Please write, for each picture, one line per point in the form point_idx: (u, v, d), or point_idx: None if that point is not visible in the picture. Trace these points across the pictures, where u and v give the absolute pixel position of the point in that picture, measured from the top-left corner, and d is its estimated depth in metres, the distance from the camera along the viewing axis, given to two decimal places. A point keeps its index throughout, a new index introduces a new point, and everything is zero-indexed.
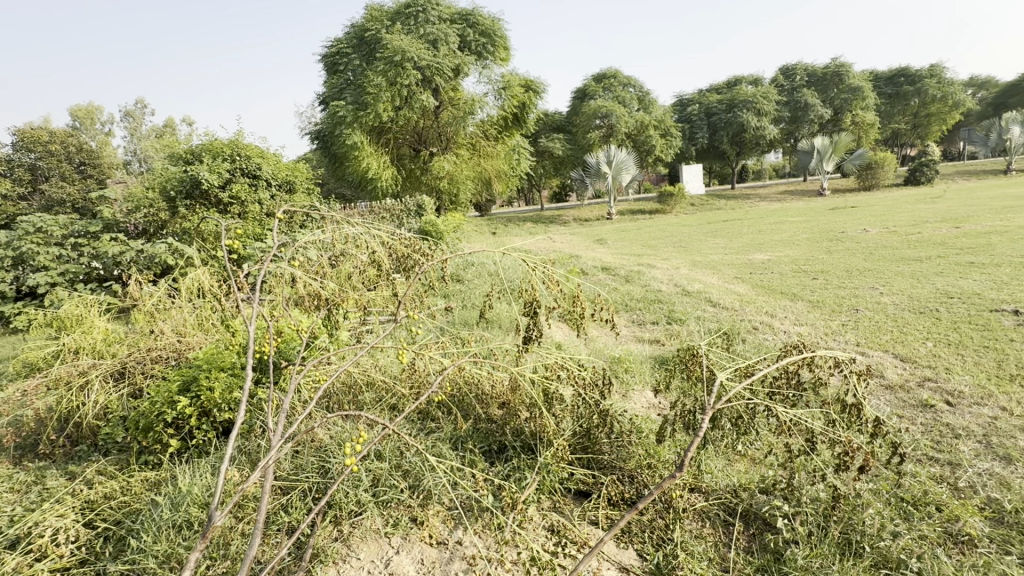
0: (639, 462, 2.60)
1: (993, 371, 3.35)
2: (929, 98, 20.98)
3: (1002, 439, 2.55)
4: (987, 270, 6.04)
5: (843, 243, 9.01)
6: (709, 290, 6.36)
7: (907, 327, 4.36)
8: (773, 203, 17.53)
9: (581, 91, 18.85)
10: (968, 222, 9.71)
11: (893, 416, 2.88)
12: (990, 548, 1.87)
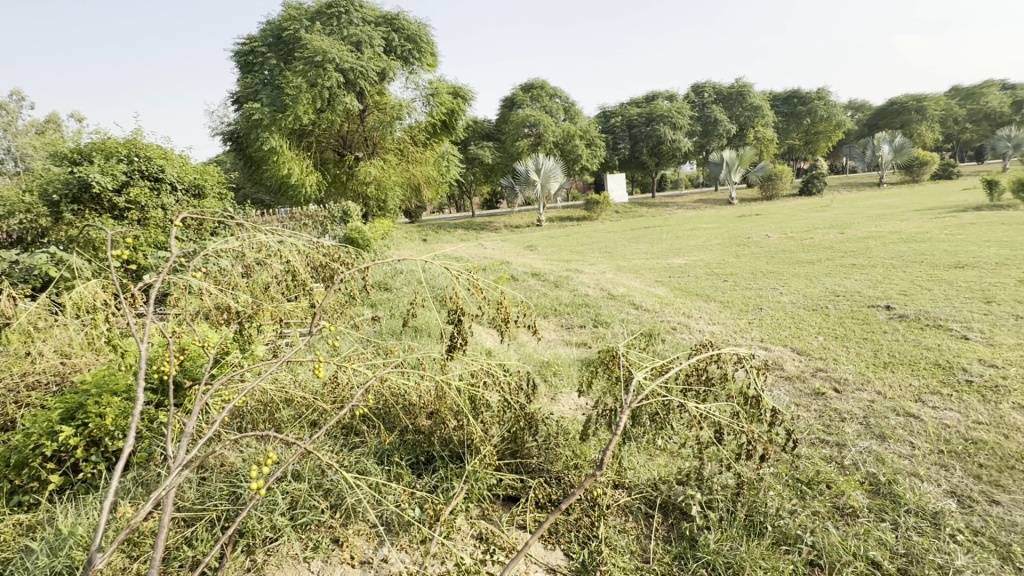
0: (565, 464, 2.67)
1: (871, 360, 3.79)
2: (817, 118, 23.50)
3: (878, 420, 2.89)
4: (866, 271, 6.84)
5: (749, 248, 9.83)
6: (632, 294, 6.68)
7: (802, 324, 4.84)
8: (689, 211, 18.77)
9: (509, 100, 19.13)
10: (851, 228, 10.95)
11: (791, 404, 3.18)
12: (868, 517, 2.12)
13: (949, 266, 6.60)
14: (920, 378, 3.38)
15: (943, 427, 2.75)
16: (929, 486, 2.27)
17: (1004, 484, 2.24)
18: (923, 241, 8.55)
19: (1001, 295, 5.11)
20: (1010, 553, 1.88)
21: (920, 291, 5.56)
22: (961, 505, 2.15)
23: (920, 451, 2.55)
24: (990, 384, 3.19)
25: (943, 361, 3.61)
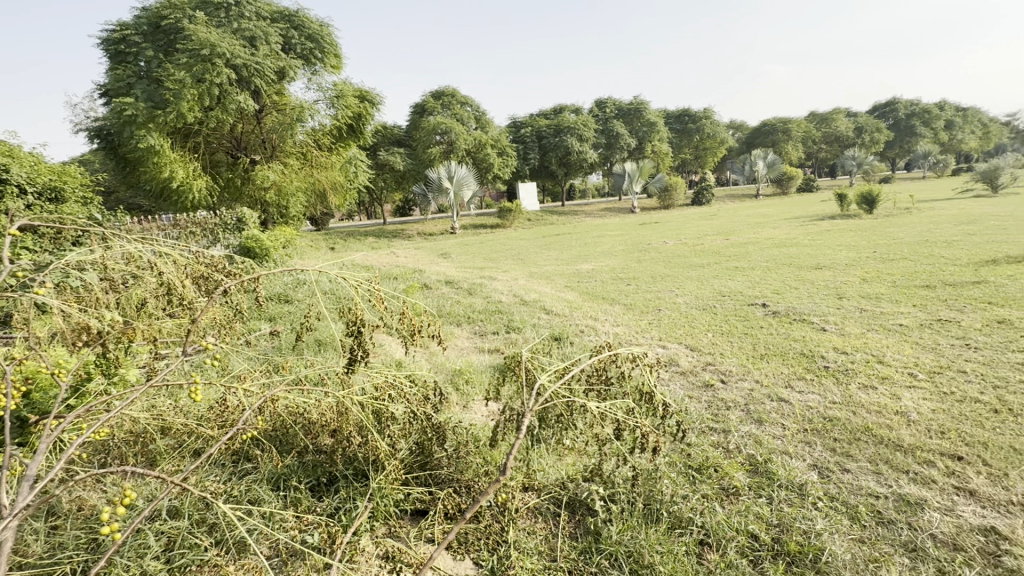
0: (476, 471, 2.66)
1: (751, 352, 4.24)
2: (705, 135, 25.95)
3: (756, 406, 3.23)
4: (747, 273, 7.63)
5: (649, 253, 10.57)
6: (544, 299, 6.86)
7: (694, 322, 5.27)
8: (595, 219, 19.75)
9: (419, 106, 18.89)
10: (734, 235, 12.19)
11: (685, 397, 3.45)
12: (748, 494, 2.35)
13: (812, 267, 7.57)
14: (789, 367, 3.83)
15: (806, 408, 3.14)
16: (796, 462, 2.56)
17: (852, 453, 2.59)
18: (791, 246, 9.73)
19: (850, 291, 5.95)
20: (858, 511, 2.14)
21: (789, 290, 6.31)
22: (821, 476, 2.45)
23: (789, 431, 2.88)
24: (842, 368, 3.70)
25: (807, 351, 4.12)
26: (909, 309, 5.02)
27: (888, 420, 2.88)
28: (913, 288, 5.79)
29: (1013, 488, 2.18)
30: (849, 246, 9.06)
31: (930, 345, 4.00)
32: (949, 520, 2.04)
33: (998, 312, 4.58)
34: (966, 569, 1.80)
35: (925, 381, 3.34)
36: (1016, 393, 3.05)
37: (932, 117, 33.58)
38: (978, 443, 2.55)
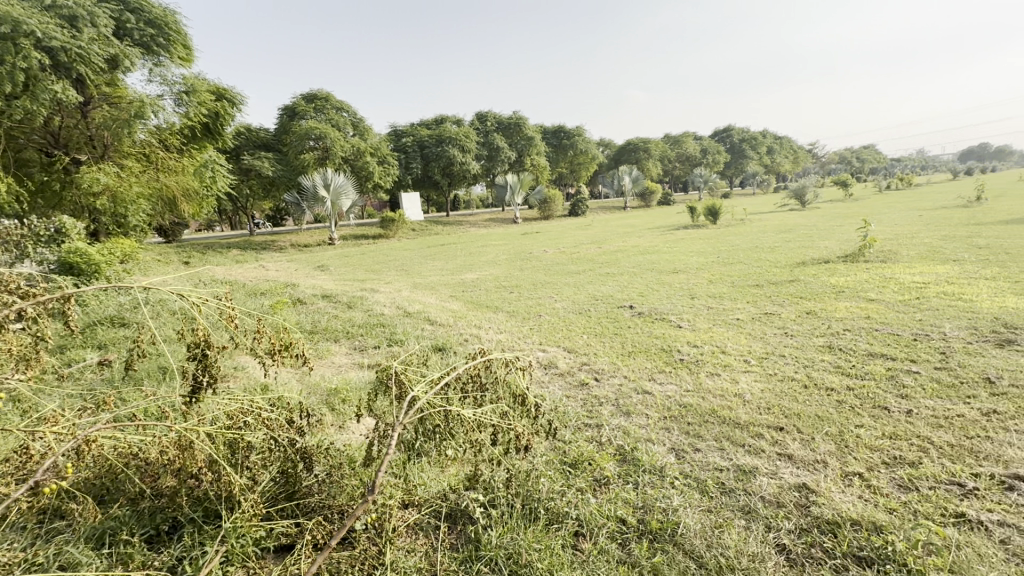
0: (351, 495, 2.47)
1: (620, 350, 4.60)
2: (578, 151, 27.88)
3: (624, 400, 3.50)
4: (617, 278, 8.29)
5: (531, 262, 11.00)
6: (427, 310, 6.76)
7: (571, 326, 5.58)
8: (479, 229, 20.04)
9: (288, 108, 17.54)
10: (606, 243, 13.23)
11: (563, 397, 3.62)
12: (618, 482, 2.53)
13: (670, 271, 8.47)
14: (652, 361, 4.23)
15: (666, 398, 3.49)
16: (657, 447, 2.82)
17: (702, 434, 2.92)
18: (653, 253, 10.80)
19: (700, 292, 6.76)
20: (706, 485, 2.41)
21: (651, 292, 6.99)
22: (677, 457, 2.72)
23: (652, 419, 3.17)
24: (693, 360, 4.18)
25: (666, 346, 4.59)
26: (744, 305, 5.85)
27: (728, 402, 3.32)
28: (747, 287, 6.77)
29: (817, 448, 2.63)
30: (699, 252, 10.34)
31: (759, 335, 4.70)
32: (773, 482, 2.38)
33: (806, 305, 5.55)
34: (786, 521, 2.11)
35: (756, 366, 3.91)
36: (819, 370, 3.71)
37: (757, 143, 39.86)
38: (794, 415, 3.03)
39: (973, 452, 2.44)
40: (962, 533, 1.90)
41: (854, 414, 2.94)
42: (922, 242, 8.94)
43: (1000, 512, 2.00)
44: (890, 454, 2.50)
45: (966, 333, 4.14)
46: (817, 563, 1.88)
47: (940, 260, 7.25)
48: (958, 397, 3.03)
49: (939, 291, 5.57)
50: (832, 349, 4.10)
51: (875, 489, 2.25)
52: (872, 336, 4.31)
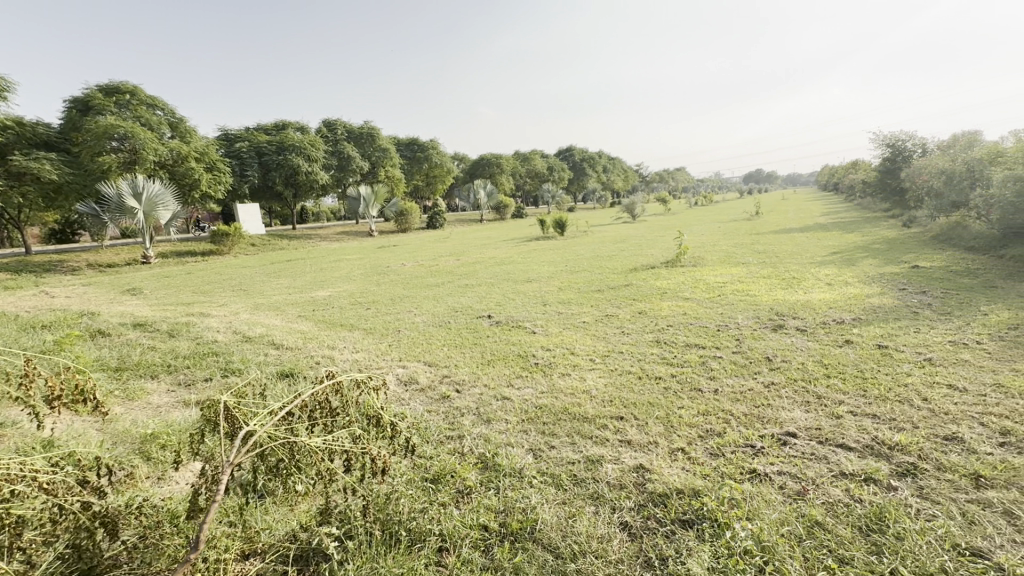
0: (174, 558, 1.93)
1: (480, 360, 4.70)
2: (433, 164, 27.97)
3: (484, 408, 3.57)
4: (475, 289, 8.48)
5: (388, 276, 10.68)
6: (272, 333, 6.11)
7: (431, 339, 5.53)
8: (331, 243, 18.83)
9: (79, 101, 14.47)
10: (464, 255, 13.46)
11: (424, 412, 3.56)
12: (480, 490, 2.57)
13: (524, 280, 8.93)
14: (509, 368, 4.40)
15: (523, 402, 3.64)
16: (516, 450, 2.93)
17: (556, 432, 3.11)
18: (509, 263, 11.30)
19: (551, 298, 7.26)
20: (561, 479, 2.57)
21: (508, 301, 7.29)
22: (535, 457, 2.86)
23: (511, 424, 3.28)
24: (547, 363, 4.46)
25: (522, 352, 4.81)
26: (589, 309, 6.43)
27: (578, 399, 3.60)
28: (591, 292, 7.46)
29: (650, 431, 2.99)
30: (549, 262, 11.11)
31: (602, 335, 5.20)
32: (616, 467, 2.64)
33: (639, 306, 6.32)
34: (627, 500, 2.34)
35: (600, 364, 4.32)
36: (650, 362, 4.24)
37: (595, 163, 44.41)
38: (630, 404, 3.42)
39: (760, 418, 3.02)
40: (754, 485, 2.33)
41: (677, 397, 3.43)
42: (721, 249, 10.84)
43: (778, 463, 2.50)
44: (703, 428, 2.96)
45: (752, 322, 5.12)
46: (652, 532, 2.12)
47: (733, 264, 8.86)
48: (748, 373, 3.74)
49: (733, 289, 6.79)
50: (659, 343, 4.73)
51: (693, 460, 2.63)
52: (688, 329, 5.08)
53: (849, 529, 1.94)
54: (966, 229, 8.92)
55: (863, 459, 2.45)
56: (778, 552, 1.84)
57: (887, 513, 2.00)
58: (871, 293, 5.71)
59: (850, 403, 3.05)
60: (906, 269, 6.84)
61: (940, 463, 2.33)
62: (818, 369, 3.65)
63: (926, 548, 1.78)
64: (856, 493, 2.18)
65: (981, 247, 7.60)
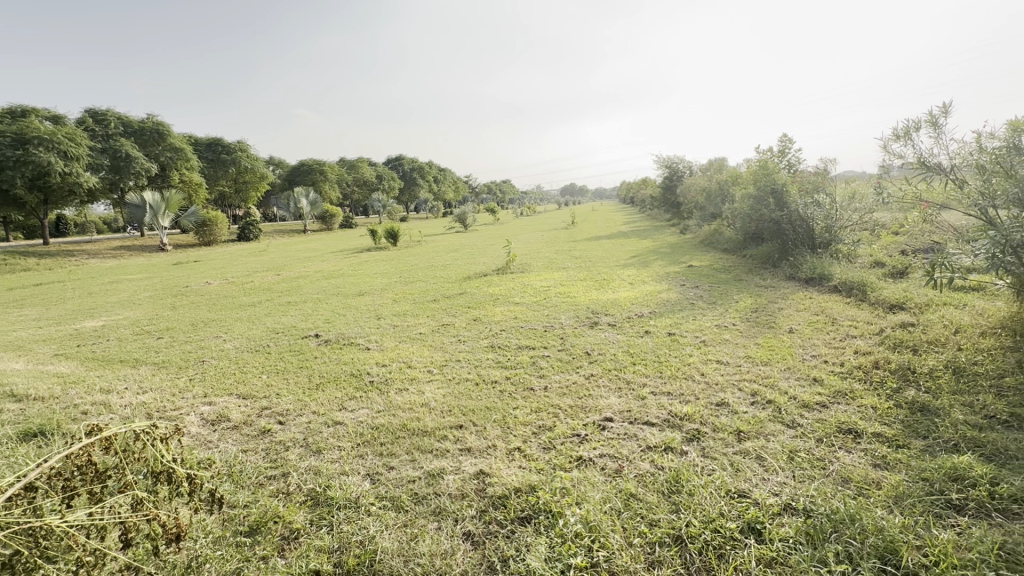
0: None
1: (307, 385, 4.23)
2: (242, 168, 24.73)
3: (314, 437, 3.21)
4: (299, 306, 7.68)
5: (188, 296, 9.03)
6: (8, 381, 4.61)
7: (245, 368, 4.80)
8: (104, 260, 15.23)
9: None
10: (284, 270, 12.14)
11: (238, 454, 3.04)
12: (309, 531, 2.25)
13: (355, 295, 8.41)
14: (342, 390, 4.05)
15: (358, 424, 3.38)
16: (352, 478, 2.68)
17: (395, 451, 2.95)
18: (337, 277, 10.56)
19: (385, 312, 6.96)
20: (401, 500, 2.42)
21: (337, 318, 6.76)
22: (373, 482, 2.65)
23: (344, 451, 2.99)
24: (383, 380, 4.23)
25: (355, 371, 4.49)
26: (425, 319, 6.34)
27: (417, 413, 3.48)
28: (427, 303, 7.36)
29: (488, 436, 3.04)
30: (383, 273, 10.69)
31: (439, 345, 5.17)
32: (457, 477, 2.61)
33: (473, 313, 6.46)
34: (469, 509, 2.32)
35: (438, 375, 4.27)
36: (485, 368, 4.34)
37: (424, 173, 44.46)
38: (469, 411, 3.45)
39: (583, 408, 3.32)
40: (581, 471, 2.53)
41: (512, 399, 3.57)
42: (545, 256, 11.76)
43: (599, 447, 2.76)
44: (537, 424, 3.13)
45: (573, 321, 5.64)
46: (494, 536, 2.14)
47: (556, 268, 9.68)
48: (572, 368, 4.09)
49: (557, 292, 7.40)
50: (494, 348, 4.89)
51: (529, 457, 2.75)
52: (519, 333, 5.37)
53: (656, 495, 2.23)
54: (721, 235, 11.25)
55: (662, 432, 2.86)
56: (603, 529, 2.02)
57: (683, 474, 2.35)
58: (661, 290, 6.80)
59: (652, 385, 3.55)
60: (685, 268, 8.32)
61: (714, 425, 2.85)
62: (626, 358, 4.18)
63: (710, 499, 2.13)
64: (660, 463, 2.52)
65: (732, 249, 9.66)
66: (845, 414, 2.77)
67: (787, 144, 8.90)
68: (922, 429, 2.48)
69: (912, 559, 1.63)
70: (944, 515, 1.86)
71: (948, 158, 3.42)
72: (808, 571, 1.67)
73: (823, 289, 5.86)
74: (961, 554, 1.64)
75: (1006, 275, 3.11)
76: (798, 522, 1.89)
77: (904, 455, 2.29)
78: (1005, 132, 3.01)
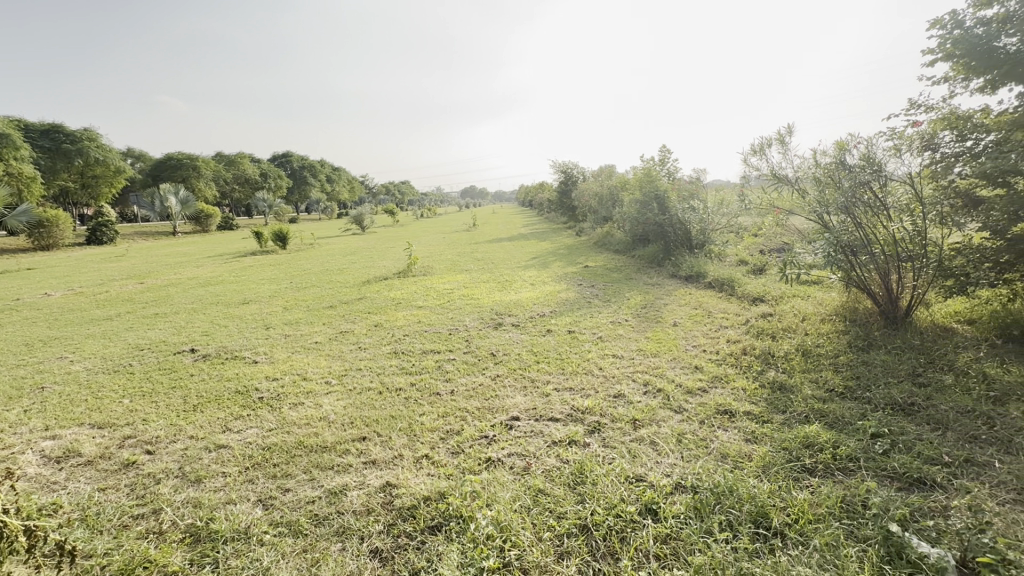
0: None
1: (182, 407, 3.74)
2: (91, 160, 21.26)
3: (192, 465, 2.84)
4: (169, 319, 6.77)
5: (19, 311, 7.52)
6: None
7: (101, 392, 4.11)
8: None
9: None
10: (148, 277, 10.65)
11: (93, 494, 2.58)
12: (190, 573, 1.98)
13: (239, 303, 7.63)
14: (225, 409, 3.64)
15: (245, 446, 3.05)
16: (240, 506, 2.41)
17: (290, 472, 2.71)
18: (216, 284, 9.50)
19: (274, 321, 6.39)
20: (300, 524, 2.23)
21: (217, 330, 6.06)
22: (265, 508, 2.41)
23: (230, 477, 2.69)
24: (274, 395, 3.88)
25: (241, 387, 4.06)
26: (320, 327, 5.94)
27: (314, 428, 3.24)
28: (322, 310, 6.89)
29: (394, 445, 2.93)
30: (270, 279, 9.84)
31: (337, 354, 4.87)
32: (361, 492, 2.47)
33: (374, 319, 6.20)
34: (376, 525, 2.20)
35: (337, 386, 4.01)
36: (388, 375, 4.18)
37: (316, 171, 41.83)
38: (372, 421, 3.29)
39: (490, 409, 3.33)
40: (491, 472, 2.53)
41: (418, 405, 3.48)
42: (447, 258, 11.68)
43: (507, 446, 2.79)
44: (444, 429, 3.08)
45: (478, 323, 5.66)
46: (403, 549, 2.05)
47: (458, 271, 9.62)
48: (478, 370, 4.10)
49: (460, 294, 7.35)
50: (397, 354, 4.72)
51: (436, 463, 2.69)
52: (423, 337, 5.26)
53: (562, 488, 2.30)
54: (612, 237, 11.99)
55: (566, 426, 2.97)
56: (513, 527, 2.03)
57: (586, 465, 2.46)
58: (561, 289, 7.09)
59: (555, 382, 3.68)
60: (581, 268, 8.76)
61: (612, 415, 3.03)
62: (530, 358, 4.27)
63: (612, 486, 2.25)
64: (564, 456, 2.61)
65: (622, 250, 10.35)
66: (721, 396, 3.09)
67: (667, 154, 9.75)
68: (781, 405, 2.85)
69: (779, 520, 1.86)
70: (800, 477, 2.15)
71: (793, 171, 3.97)
72: (697, 542, 1.83)
73: (700, 286, 6.50)
74: (814, 510, 1.90)
75: (836, 270, 3.70)
76: (687, 499, 2.07)
77: (768, 428, 2.61)
78: (834, 151, 3.57)
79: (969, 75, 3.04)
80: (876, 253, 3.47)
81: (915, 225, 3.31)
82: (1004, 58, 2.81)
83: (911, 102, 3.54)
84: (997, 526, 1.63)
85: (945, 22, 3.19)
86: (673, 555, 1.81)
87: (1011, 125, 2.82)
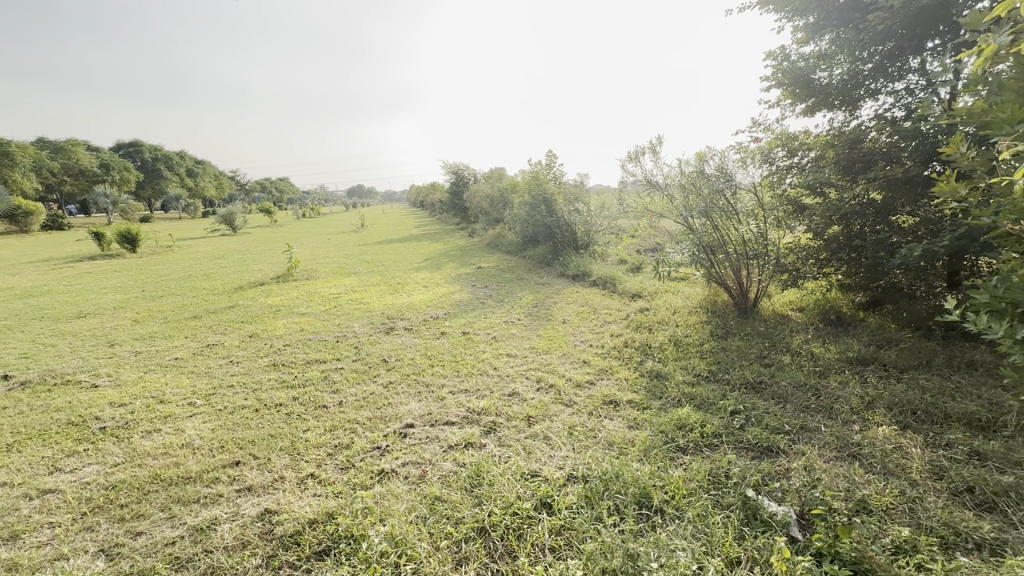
0: None
1: None
2: None
3: (5, 519, 2.29)
4: None
5: None
6: None
7: None
8: None
9: None
10: None
11: None
12: None
13: (72, 317, 6.41)
14: (53, 446, 3.01)
15: (82, 488, 2.55)
16: (74, 561, 1.99)
17: (143, 512, 2.31)
18: (39, 295, 7.88)
19: (122, 336, 5.47)
20: (156, 571, 1.91)
21: (42, 350, 5.02)
22: (109, 558, 2.02)
23: (60, 528, 2.22)
24: (121, 424, 3.29)
25: (75, 418, 3.39)
26: (181, 341, 5.21)
27: (174, 458, 2.81)
28: (183, 321, 6.04)
29: (272, 467, 2.65)
30: (116, 287, 8.43)
31: (202, 371, 4.30)
32: (234, 524, 2.18)
33: (248, 329, 5.59)
34: (252, 559, 1.96)
35: (203, 406, 3.53)
36: (266, 390, 3.78)
37: (173, 163, 36.84)
38: (247, 443, 2.94)
39: (382, 418, 3.17)
40: (384, 485, 2.39)
41: (301, 421, 3.19)
42: (332, 260, 10.99)
43: (401, 456, 2.67)
44: (332, 444, 2.86)
45: (368, 328, 5.38)
46: None
47: (346, 274, 9.10)
48: (368, 378, 3.88)
49: (349, 299, 6.93)
50: (276, 367, 4.29)
51: (323, 482, 2.48)
52: (307, 346, 4.86)
53: (459, 493, 2.25)
54: (504, 238, 12.20)
55: (462, 429, 2.93)
56: (409, 540, 1.94)
57: (482, 467, 2.44)
58: (454, 291, 7.03)
59: (450, 385, 3.61)
60: (475, 269, 8.79)
61: (507, 414, 3.05)
62: (424, 361, 4.15)
63: (508, 485, 2.26)
64: (460, 460, 2.57)
65: (514, 251, 10.57)
66: (608, 388, 3.28)
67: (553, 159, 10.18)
68: (659, 392, 3.10)
69: (659, 498, 2.01)
70: (676, 456, 2.35)
71: (663, 178, 4.33)
72: (589, 530, 1.90)
73: (586, 284, 6.86)
74: (687, 485, 2.08)
75: (700, 268, 4.12)
76: (579, 489, 2.15)
77: (648, 414, 2.82)
78: (696, 161, 3.97)
79: (795, 101, 3.57)
80: (730, 252, 3.93)
81: (758, 228, 3.81)
82: (819, 88, 3.35)
83: (754, 122, 4.07)
84: (825, 481, 1.92)
85: (777, 54, 3.70)
86: (566, 545, 1.86)
87: (826, 145, 3.36)
